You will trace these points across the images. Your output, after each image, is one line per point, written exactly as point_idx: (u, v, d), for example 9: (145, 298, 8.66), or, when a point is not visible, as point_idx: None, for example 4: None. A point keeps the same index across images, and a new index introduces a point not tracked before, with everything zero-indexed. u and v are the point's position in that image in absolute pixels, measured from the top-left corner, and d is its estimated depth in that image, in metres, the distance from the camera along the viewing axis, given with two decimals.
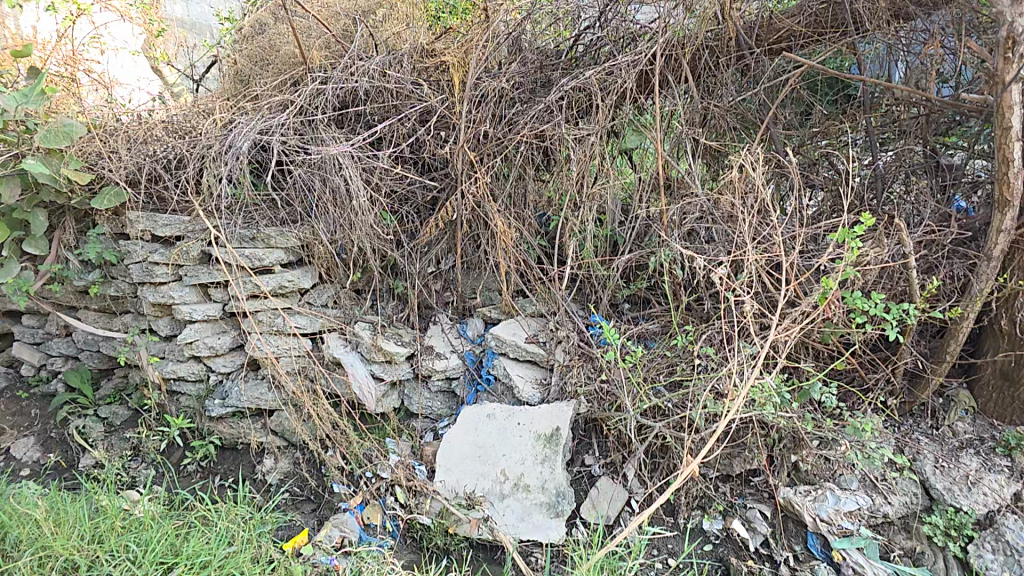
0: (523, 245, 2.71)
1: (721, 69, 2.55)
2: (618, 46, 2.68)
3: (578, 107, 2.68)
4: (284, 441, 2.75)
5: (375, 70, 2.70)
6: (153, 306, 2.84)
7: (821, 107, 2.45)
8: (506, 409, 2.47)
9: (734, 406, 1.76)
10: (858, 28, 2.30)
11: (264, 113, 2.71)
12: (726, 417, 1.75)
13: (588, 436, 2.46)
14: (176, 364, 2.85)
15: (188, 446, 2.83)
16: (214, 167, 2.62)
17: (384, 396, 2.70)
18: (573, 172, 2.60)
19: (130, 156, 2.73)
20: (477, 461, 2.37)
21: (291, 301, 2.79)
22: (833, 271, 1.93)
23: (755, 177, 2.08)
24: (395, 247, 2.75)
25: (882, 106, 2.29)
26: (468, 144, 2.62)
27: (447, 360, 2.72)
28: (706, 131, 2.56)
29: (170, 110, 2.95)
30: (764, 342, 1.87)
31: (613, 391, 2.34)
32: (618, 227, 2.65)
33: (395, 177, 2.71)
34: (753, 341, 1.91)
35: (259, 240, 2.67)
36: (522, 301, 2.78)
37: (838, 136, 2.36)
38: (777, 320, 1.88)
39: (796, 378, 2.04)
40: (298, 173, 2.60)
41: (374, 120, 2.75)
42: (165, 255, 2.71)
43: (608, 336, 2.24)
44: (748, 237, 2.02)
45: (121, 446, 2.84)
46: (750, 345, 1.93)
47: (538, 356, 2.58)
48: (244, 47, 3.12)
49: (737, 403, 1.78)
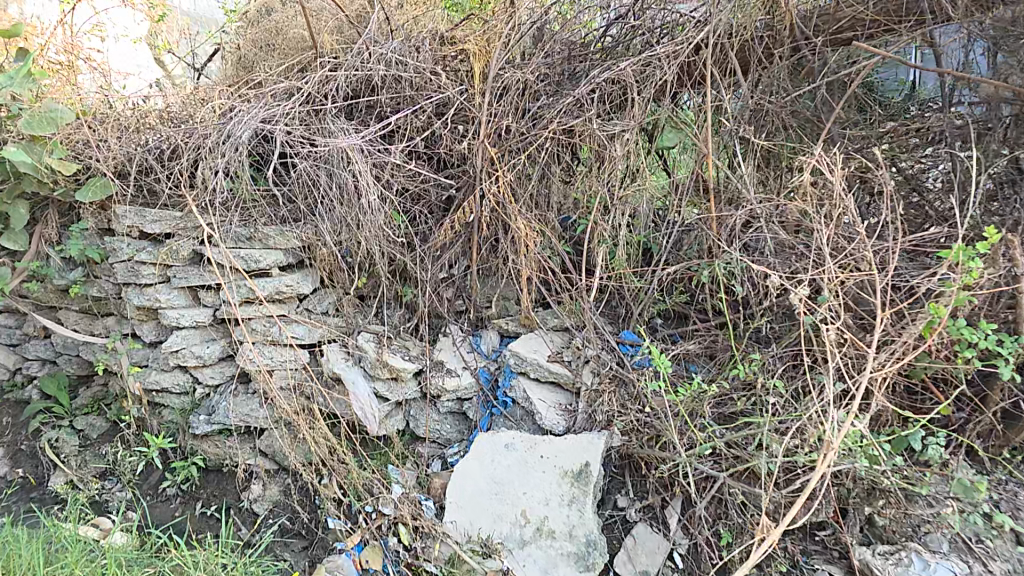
0: (548, 251, 2.42)
1: (773, 61, 2.28)
2: (654, 36, 2.43)
3: (610, 102, 2.41)
4: (274, 465, 2.46)
5: (391, 57, 2.46)
6: (139, 310, 2.59)
7: (884, 108, 2.20)
8: (528, 439, 2.17)
9: (825, 459, 1.44)
10: (938, 17, 2.03)
11: (268, 101, 2.47)
12: (816, 475, 1.45)
13: (622, 473, 2.13)
14: (160, 374, 2.58)
15: (168, 467, 2.53)
16: (211, 158, 2.38)
17: (388, 418, 2.41)
18: (605, 172, 2.32)
19: (120, 145, 2.50)
20: (495, 499, 2.07)
21: (288, 308, 2.50)
22: (927, 293, 1.63)
23: (833, 178, 1.77)
24: (405, 250, 2.47)
25: (965, 104, 2.00)
26: (489, 139, 2.36)
27: (459, 378, 2.41)
28: (755, 129, 2.28)
29: (168, 97, 2.71)
30: (857, 380, 1.54)
31: (653, 423, 2.04)
32: (652, 233, 2.40)
33: (408, 173, 2.45)
34: (837, 375, 1.59)
35: (257, 239, 2.41)
36: (543, 313, 2.48)
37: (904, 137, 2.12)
38: (866, 349, 1.57)
39: (878, 418, 1.72)
40: (303, 166, 2.34)
41: (387, 111, 2.50)
42: (153, 254, 2.46)
43: (658, 363, 1.96)
44: (824, 248, 1.71)
45: (96, 463, 2.56)
46: (834, 382, 1.61)
47: (563, 378, 2.29)
48: (248, 31, 2.90)
49: (828, 455, 1.46)
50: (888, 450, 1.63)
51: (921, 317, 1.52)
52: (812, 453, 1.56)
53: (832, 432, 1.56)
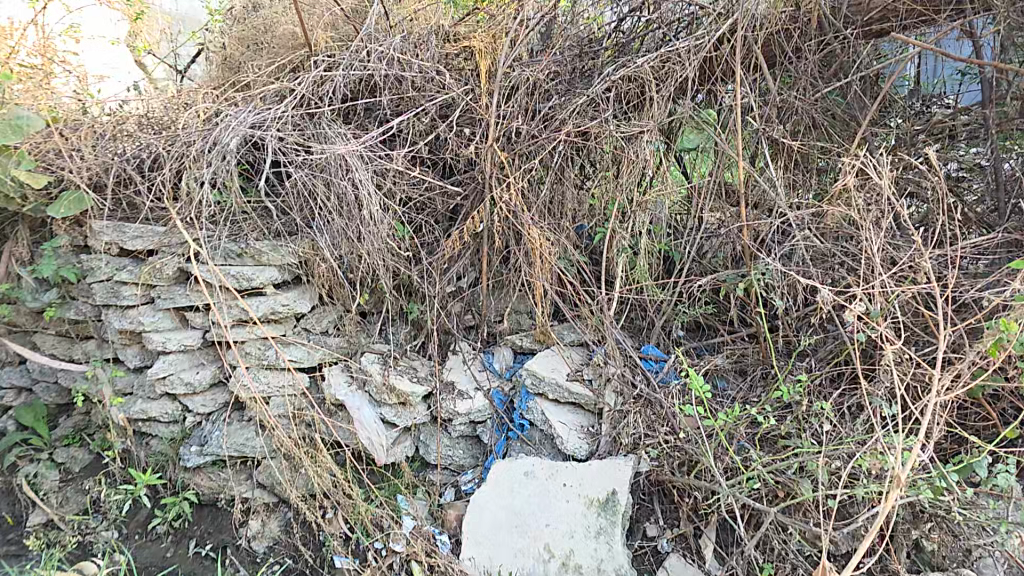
0: (563, 261, 2.26)
1: (801, 54, 2.12)
2: (674, 29, 2.25)
3: (626, 101, 2.25)
4: (273, 497, 2.29)
5: (392, 55, 2.28)
6: (121, 334, 2.39)
7: (911, 107, 2.10)
8: (549, 466, 2.01)
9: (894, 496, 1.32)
10: (977, 6, 1.90)
11: (256, 104, 2.27)
12: (882, 512, 1.35)
13: (650, 500, 1.99)
14: (146, 403, 2.38)
15: (157, 503, 2.35)
16: (195, 168, 2.17)
17: (396, 444, 2.24)
18: (623, 176, 2.17)
19: (96, 155, 2.30)
20: (515, 532, 1.92)
21: (284, 328, 2.31)
22: (986, 306, 1.51)
23: (882, 182, 1.63)
24: (410, 264, 2.29)
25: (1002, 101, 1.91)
26: (498, 143, 2.18)
27: (471, 400, 2.24)
28: (784, 128, 2.13)
29: (146, 101, 2.49)
30: (917, 405, 1.43)
31: (686, 447, 1.89)
32: (673, 241, 2.26)
33: (412, 181, 2.28)
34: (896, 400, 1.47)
35: (248, 256, 2.21)
36: (559, 328, 2.33)
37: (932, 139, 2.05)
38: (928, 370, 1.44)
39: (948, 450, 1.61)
40: (298, 175, 2.15)
41: (388, 114, 2.31)
42: (135, 273, 2.27)
43: (694, 385, 1.79)
44: (875, 258, 1.58)
45: (79, 500, 2.36)
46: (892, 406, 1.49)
47: (584, 399, 2.13)
48: (233, 28, 2.67)
49: (895, 490, 1.34)
50: (949, 478, 1.50)
51: (989, 334, 1.40)
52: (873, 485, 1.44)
53: (895, 462, 1.44)
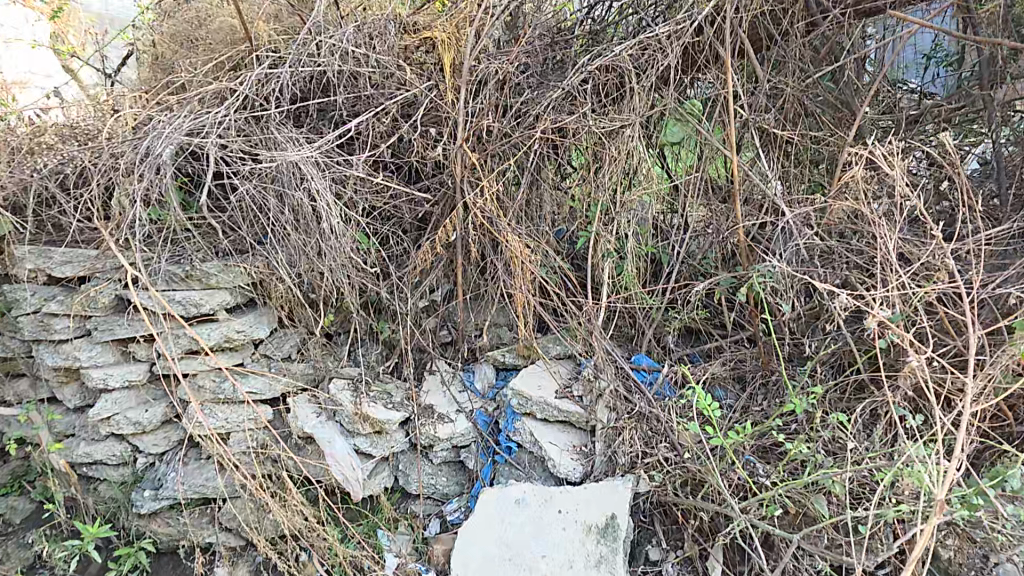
0: (546, 268, 2.09)
1: (788, 38, 1.98)
2: (652, 13, 2.08)
3: (606, 92, 2.07)
4: (241, 540, 2.09)
5: (346, 50, 2.06)
6: (57, 371, 2.13)
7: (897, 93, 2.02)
8: (541, 492, 1.85)
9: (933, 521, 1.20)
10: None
11: (194, 109, 2.02)
12: (920, 540, 1.23)
13: (650, 521, 1.86)
14: (90, 445, 2.14)
15: (110, 555, 2.11)
16: (126, 182, 1.92)
17: (373, 476, 2.05)
18: (605, 175, 2.01)
19: (9, 171, 2.01)
20: (508, 567, 1.74)
21: (242, 356, 2.09)
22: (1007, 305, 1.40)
23: (893, 171, 1.49)
24: (379, 279, 2.09)
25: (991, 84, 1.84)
26: (467, 142, 1.98)
27: (453, 424, 2.06)
28: (773, 117, 2.00)
29: (68, 109, 2.22)
30: (949, 418, 1.29)
31: (689, 466, 1.75)
32: (661, 242, 2.11)
33: (375, 187, 2.07)
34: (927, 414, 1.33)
35: (195, 279, 1.98)
36: (545, 340, 2.17)
37: (920, 127, 1.99)
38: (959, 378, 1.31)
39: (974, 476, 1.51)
40: (244, 186, 1.92)
41: (345, 115, 2.10)
42: (66, 303, 2.02)
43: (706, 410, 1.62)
44: (891, 257, 1.43)
45: (17, 559, 2.10)
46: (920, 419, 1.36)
47: (575, 416, 1.99)
48: (164, 23, 2.39)
49: (934, 517, 1.22)
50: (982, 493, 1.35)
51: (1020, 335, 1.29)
52: (904, 507, 1.32)
53: (928, 481, 1.32)
